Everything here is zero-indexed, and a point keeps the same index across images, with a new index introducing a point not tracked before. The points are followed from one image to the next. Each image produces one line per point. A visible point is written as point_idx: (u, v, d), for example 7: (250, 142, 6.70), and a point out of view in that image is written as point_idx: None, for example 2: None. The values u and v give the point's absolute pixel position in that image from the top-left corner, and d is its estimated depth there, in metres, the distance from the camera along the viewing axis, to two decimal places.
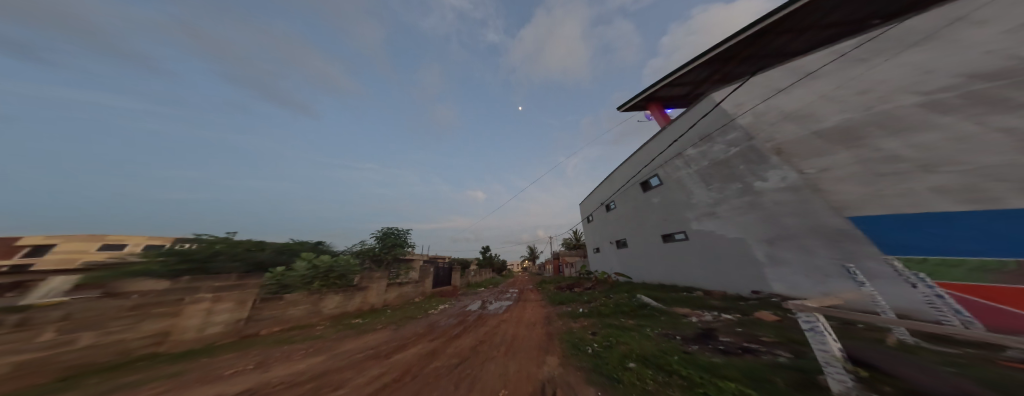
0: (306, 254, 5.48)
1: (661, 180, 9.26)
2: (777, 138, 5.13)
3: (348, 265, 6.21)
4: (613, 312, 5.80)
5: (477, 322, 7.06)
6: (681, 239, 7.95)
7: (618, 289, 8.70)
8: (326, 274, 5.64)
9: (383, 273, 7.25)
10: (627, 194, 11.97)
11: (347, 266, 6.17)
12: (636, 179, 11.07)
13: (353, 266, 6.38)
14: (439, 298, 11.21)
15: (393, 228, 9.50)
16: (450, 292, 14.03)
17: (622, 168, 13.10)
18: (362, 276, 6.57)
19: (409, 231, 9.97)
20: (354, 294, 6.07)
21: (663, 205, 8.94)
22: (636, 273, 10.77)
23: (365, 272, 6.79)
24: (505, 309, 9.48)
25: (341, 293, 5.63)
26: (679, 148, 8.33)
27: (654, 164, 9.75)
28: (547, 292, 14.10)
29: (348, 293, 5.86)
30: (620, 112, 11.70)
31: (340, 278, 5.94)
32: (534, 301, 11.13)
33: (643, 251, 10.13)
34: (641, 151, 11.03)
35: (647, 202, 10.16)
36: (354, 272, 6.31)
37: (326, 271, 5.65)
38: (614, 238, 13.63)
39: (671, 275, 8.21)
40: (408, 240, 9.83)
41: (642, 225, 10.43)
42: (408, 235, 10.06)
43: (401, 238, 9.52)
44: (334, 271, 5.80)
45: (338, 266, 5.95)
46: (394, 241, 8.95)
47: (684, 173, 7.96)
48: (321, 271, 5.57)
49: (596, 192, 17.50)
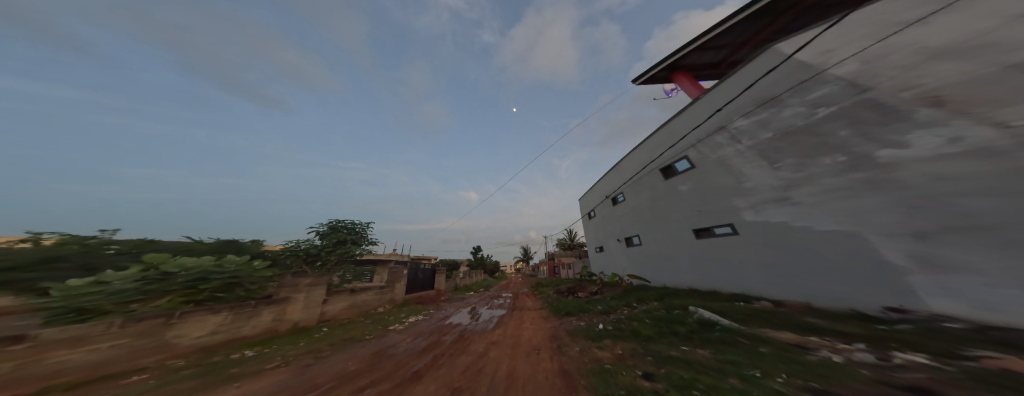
0: (152, 257, 2.92)
1: (691, 164, 7.49)
2: (921, 84, 3.32)
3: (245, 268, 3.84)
4: (660, 334, 3.86)
5: (459, 346, 4.90)
6: (723, 235, 6.18)
7: (641, 296, 6.85)
8: (192, 286, 3.18)
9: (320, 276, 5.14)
10: (640, 183, 10.21)
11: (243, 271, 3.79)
12: (654, 165, 9.29)
13: (253, 270, 4.02)
14: (413, 307, 8.91)
15: (343, 220, 7.20)
16: (430, 298, 11.76)
17: (634, 153, 11.33)
18: (278, 279, 4.41)
19: (367, 225, 7.73)
20: (257, 306, 3.89)
21: (694, 193, 7.18)
22: (656, 276, 8.99)
23: (288, 275, 4.64)
24: (497, 324, 7.34)
25: (220, 311, 3.33)
26: (720, 121, 6.53)
27: (681, 145, 7.99)
28: (547, 298, 12.18)
29: (235, 310, 3.54)
30: (636, 85, 10.04)
31: (224, 288, 3.55)
32: (533, 310, 9.05)
33: (667, 251, 8.32)
34: (660, 132, 9.29)
35: (669, 190, 8.40)
36: (256, 279, 4.02)
37: (192, 282, 3.19)
38: (624, 236, 11.83)
39: (711, 278, 6.49)
40: (365, 236, 7.59)
41: (662, 219, 8.66)
42: (367, 229, 7.78)
43: (356, 235, 7.25)
44: (210, 281, 3.38)
45: (220, 272, 3.48)
46: (345, 238, 6.68)
47: (728, 152, 6.14)
48: (180, 282, 3.07)
49: (599, 186, 15.74)
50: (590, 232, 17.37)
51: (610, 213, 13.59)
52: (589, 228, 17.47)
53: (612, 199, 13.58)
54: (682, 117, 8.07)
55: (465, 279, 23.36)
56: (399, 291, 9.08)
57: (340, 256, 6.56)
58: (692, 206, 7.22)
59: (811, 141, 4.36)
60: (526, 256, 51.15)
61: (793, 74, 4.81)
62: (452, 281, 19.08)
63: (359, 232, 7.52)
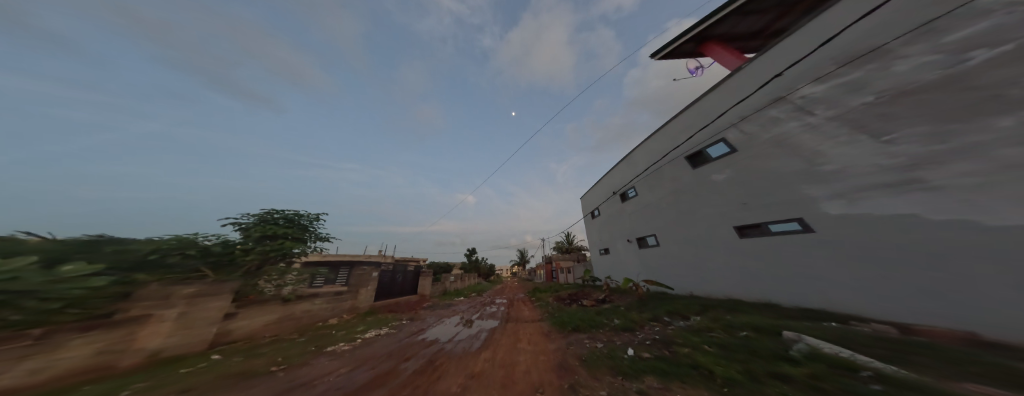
0: None
1: (730, 148, 6.10)
2: None
3: (27, 274, 2.06)
4: (753, 380, 2.26)
5: (423, 381, 3.31)
6: (780, 233, 4.75)
7: (670, 309, 5.34)
8: None
9: (219, 283, 3.77)
10: (658, 176, 8.81)
11: (22, 280, 2.00)
12: (678, 153, 7.93)
13: (53, 279, 2.25)
14: (382, 318, 7.17)
15: (278, 210, 5.49)
16: (409, 304, 10.02)
17: (648, 141, 10.01)
18: (132, 289, 2.92)
19: (316, 217, 6.05)
20: (48, 336, 2.22)
21: (734, 182, 5.77)
22: (679, 283, 7.51)
23: (154, 283, 3.16)
24: (485, 343, 5.70)
25: None
26: (774, 92, 5.08)
27: (715, 126, 6.63)
28: (546, 306, 10.56)
29: None
30: (655, 59, 8.83)
31: None
32: (530, 324, 7.43)
33: (696, 253, 6.86)
34: (684, 115, 7.93)
35: (697, 181, 7.00)
36: (64, 293, 2.28)
37: None
38: (635, 237, 10.40)
39: (763, 286, 5.04)
40: (312, 230, 5.90)
41: (687, 216, 7.25)
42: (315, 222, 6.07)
43: (297, 230, 5.52)
44: None
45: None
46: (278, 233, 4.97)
47: (789, 127, 4.68)
48: None
49: (605, 182, 14.37)
50: (593, 234, 15.90)
51: (618, 212, 12.19)
52: (593, 229, 16.01)
53: (620, 196, 12.19)
54: (717, 93, 6.73)
55: (457, 282, 21.50)
56: (361, 298, 7.35)
57: (268, 255, 4.81)
58: (732, 197, 5.79)
59: (952, 95, 2.88)
60: (524, 259, 49.10)
61: (912, 14, 3.35)
62: (441, 284, 17.29)
63: (304, 227, 5.81)
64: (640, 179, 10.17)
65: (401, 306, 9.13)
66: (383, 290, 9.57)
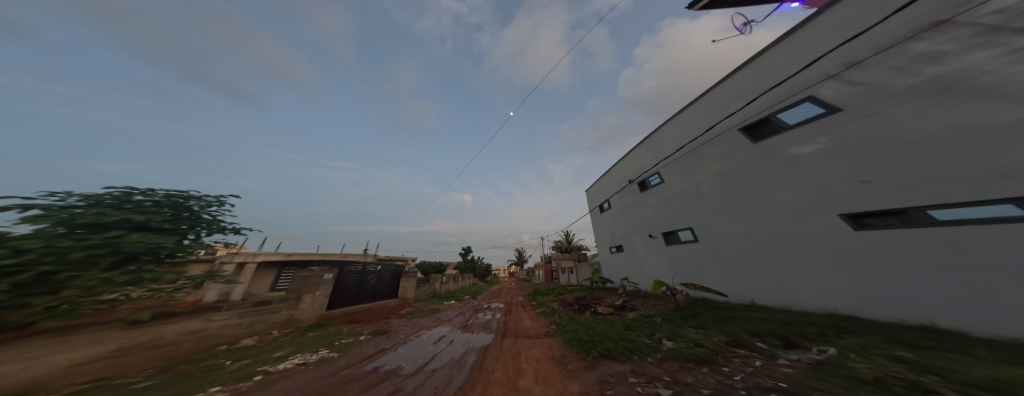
0: None
1: (822, 109, 4.34)
2: None
3: None
4: None
5: None
6: (948, 222, 2.97)
7: (756, 332, 3.46)
8: None
9: None
10: (698, 156, 7.00)
11: None
12: (731, 124, 6.14)
13: None
14: (335, 333, 5.20)
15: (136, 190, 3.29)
16: (384, 310, 8.12)
17: (679, 116, 8.21)
18: None
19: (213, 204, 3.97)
20: None
21: (837, 152, 3.99)
22: (736, 289, 5.75)
23: None
24: (471, 377, 3.75)
25: None
26: (923, 17, 3.22)
27: (795, 83, 4.81)
28: (553, 313, 8.76)
29: None
30: (696, 10, 7.03)
31: None
32: (536, 343, 5.48)
33: (766, 251, 5.08)
34: (739, 76, 6.09)
35: (765, 156, 5.23)
36: None
37: None
38: (661, 232, 8.62)
39: (908, 298, 3.21)
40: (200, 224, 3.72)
41: (748, 203, 5.48)
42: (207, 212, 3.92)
43: (174, 216, 3.38)
44: None
45: None
46: (131, 216, 2.82)
47: (965, 62, 2.85)
48: None
49: (617, 171, 12.55)
50: (603, 231, 14.07)
51: (636, 203, 10.38)
52: (602, 225, 14.18)
53: (638, 186, 10.37)
54: (794, 39, 4.92)
55: (449, 283, 19.51)
56: (304, 307, 5.33)
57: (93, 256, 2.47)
58: (835, 173, 4.00)
59: None
60: (523, 259, 47.03)
61: None
62: (431, 285, 15.33)
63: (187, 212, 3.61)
64: (669, 163, 8.35)
65: (367, 314, 7.12)
66: (347, 294, 7.55)
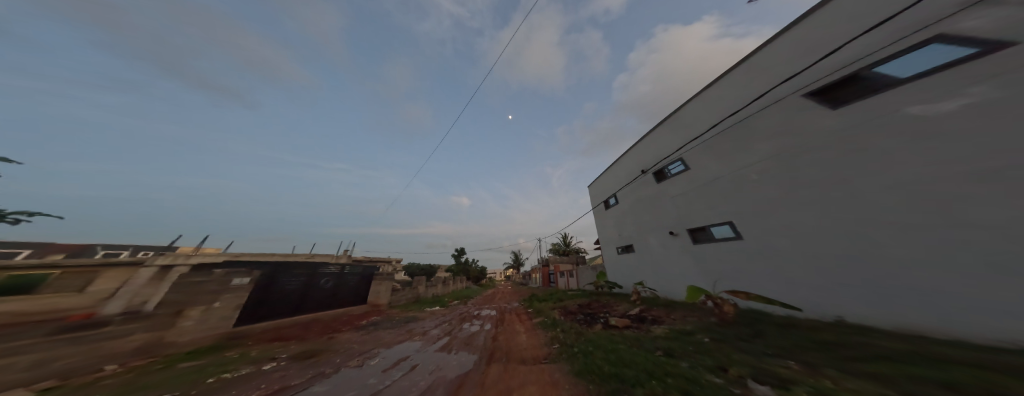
0: None
1: (968, 48, 2.85)
2: None
3: None
4: None
5: None
6: None
7: (941, 380, 1.82)
8: None
9: None
10: (744, 134, 5.56)
11: None
12: (791, 91, 4.72)
13: None
14: (235, 360, 3.46)
15: None
16: (340, 322, 6.41)
17: (712, 89, 6.73)
18: None
19: None
20: None
21: (996, 106, 2.45)
22: (808, 299, 4.26)
23: None
24: None
25: None
26: None
27: (908, 20, 3.34)
28: (552, 326, 7.12)
29: None
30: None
31: None
32: (534, 374, 3.80)
33: (859, 249, 3.56)
34: (807, 27, 4.58)
35: (857, 124, 3.71)
36: None
37: None
38: (685, 228, 7.17)
39: None
40: None
41: (827, 185, 3.98)
42: None
43: None
44: None
45: None
46: None
47: None
48: None
49: (626, 162, 11.09)
50: (609, 229, 12.54)
51: (653, 196, 8.91)
52: (608, 222, 12.66)
53: (655, 176, 8.95)
54: None
55: (437, 286, 17.61)
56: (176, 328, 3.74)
57: None
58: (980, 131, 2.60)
59: None
60: (518, 262, 45.06)
61: None
62: (413, 288, 13.49)
63: None
64: (698, 146, 6.95)
65: (309, 330, 5.35)
66: (274, 306, 5.71)
